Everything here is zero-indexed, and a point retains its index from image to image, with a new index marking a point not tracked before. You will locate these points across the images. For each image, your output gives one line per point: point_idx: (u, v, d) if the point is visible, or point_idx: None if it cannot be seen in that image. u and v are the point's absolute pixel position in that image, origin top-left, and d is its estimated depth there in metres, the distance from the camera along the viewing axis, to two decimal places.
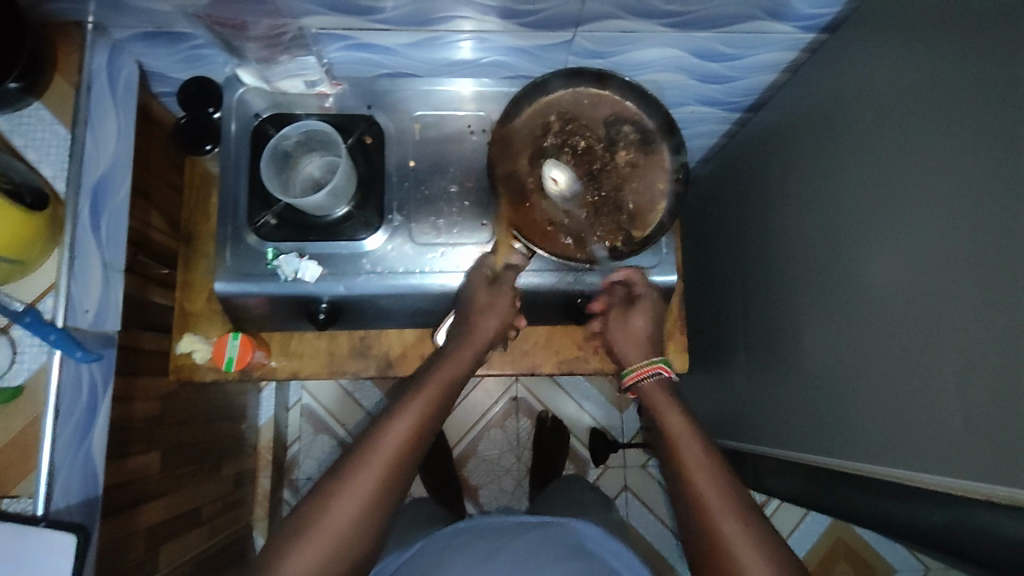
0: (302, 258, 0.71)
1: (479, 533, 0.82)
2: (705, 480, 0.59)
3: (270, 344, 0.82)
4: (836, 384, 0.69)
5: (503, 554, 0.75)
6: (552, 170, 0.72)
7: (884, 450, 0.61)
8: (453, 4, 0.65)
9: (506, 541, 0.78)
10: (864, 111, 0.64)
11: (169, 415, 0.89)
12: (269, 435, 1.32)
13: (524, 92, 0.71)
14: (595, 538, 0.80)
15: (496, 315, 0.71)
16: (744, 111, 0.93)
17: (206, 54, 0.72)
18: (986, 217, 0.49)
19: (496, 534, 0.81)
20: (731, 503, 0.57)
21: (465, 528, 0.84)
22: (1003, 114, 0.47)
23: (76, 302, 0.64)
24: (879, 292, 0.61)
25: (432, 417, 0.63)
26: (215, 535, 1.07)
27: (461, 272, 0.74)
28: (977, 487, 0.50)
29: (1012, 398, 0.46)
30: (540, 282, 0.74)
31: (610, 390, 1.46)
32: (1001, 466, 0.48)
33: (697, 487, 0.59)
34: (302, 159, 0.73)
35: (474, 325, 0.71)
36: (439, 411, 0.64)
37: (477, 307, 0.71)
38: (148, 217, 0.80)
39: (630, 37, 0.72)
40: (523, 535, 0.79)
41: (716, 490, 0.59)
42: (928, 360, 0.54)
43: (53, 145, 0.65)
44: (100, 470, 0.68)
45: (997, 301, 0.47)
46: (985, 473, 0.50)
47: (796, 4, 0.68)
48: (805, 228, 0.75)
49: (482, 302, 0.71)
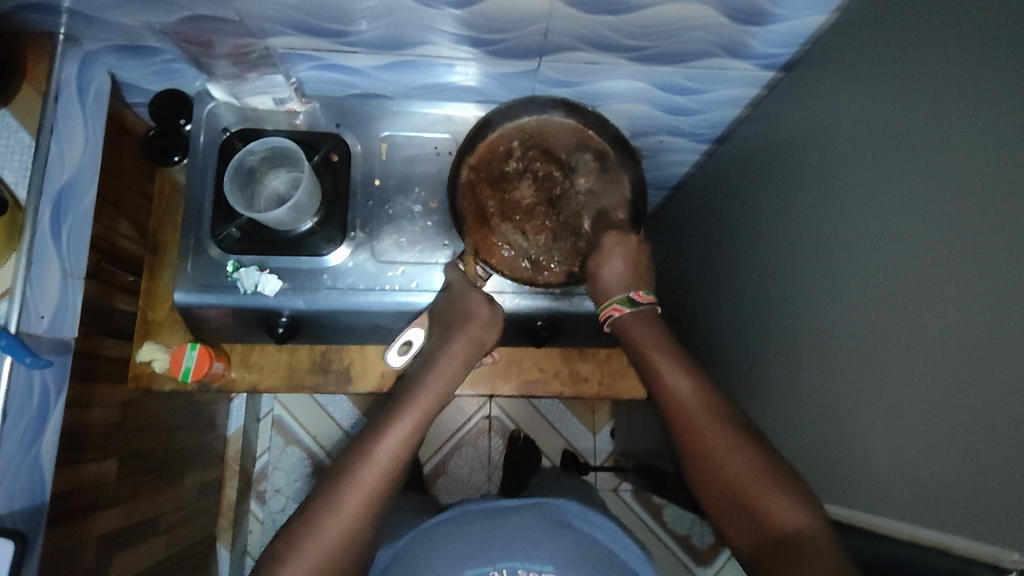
0: (263, 272, 0.71)
1: (460, 521, 0.70)
2: (682, 391, 0.65)
3: (231, 355, 0.82)
4: (800, 419, 0.69)
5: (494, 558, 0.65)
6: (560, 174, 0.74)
7: (845, 489, 0.61)
8: (422, 31, 0.66)
9: (492, 533, 0.67)
10: (829, 151, 0.66)
11: (129, 423, 0.89)
12: (237, 445, 1.29)
13: (484, 119, 0.73)
14: (580, 515, 0.72)
15: (493, 329, 0.69)
16: (711, 142, 0.95)
17: (176, 68, 0.74)
18: (938, 265, 0.50)
19: (478, 521, 0.69)
20: (699, 403, 0.64)
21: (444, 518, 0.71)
22: (953, 165, 0.49)
23: (30, 307, 0.65)
24: (841, 324, 0.62)
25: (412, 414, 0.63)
26: (174, 545, 1.06)
27: (434, 291, 0.74)
28: (925, 534, 0.51)
29: (964, 447, 0.47)
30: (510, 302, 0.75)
31: (585, 412, 1.47)
32: (954, 515, 0.48)
33: (668, 388, 0.66)
34: (267, 175, 0.74)
35: (461, 338, 0.68)
36: (419, 409, 0.64)
37: (474, 324, 0.69)
38: (116, 224, 0.82)
39: (594, 69, 0.74)
40: (514, 516, 0.69)
41: (689, 397, 0.65)
42: (888, 402, 0.55)
43: (17, 152, 0.65)
44: (48, 477, 0.68)
45: (950, 347, 0.48)
46: (936, 521, 0.50)
47: (754, 43, 0.70)
48: (773, 261, 0.76)
49: (482, 318, 0.69)
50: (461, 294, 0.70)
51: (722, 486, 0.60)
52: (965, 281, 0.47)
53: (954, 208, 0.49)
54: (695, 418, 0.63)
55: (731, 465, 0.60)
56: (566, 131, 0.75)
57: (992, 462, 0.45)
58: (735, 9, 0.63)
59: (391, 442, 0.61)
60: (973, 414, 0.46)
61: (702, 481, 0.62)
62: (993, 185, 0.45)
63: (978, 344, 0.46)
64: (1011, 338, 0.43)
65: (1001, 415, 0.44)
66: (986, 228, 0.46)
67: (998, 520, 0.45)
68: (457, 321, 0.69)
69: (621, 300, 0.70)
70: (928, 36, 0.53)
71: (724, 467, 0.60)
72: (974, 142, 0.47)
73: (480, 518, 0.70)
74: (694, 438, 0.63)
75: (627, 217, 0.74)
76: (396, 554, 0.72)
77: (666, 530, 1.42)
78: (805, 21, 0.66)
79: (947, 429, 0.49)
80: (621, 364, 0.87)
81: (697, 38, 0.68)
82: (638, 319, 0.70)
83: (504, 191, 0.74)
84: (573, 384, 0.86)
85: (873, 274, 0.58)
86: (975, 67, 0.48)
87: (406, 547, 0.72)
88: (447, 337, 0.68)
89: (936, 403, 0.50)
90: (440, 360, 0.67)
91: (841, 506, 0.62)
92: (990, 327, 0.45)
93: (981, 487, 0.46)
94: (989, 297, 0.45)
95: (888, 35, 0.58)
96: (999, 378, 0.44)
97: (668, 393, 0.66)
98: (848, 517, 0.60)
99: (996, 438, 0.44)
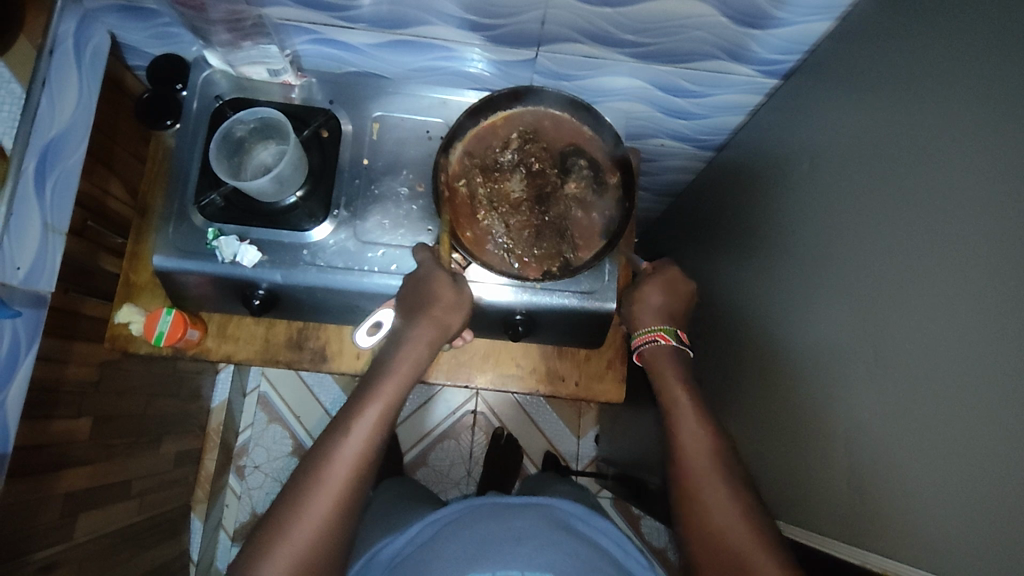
0: (243, 242, 0.70)
1: (472, 514, 0.71)
2: (690, 434, 0.63)
3: (208, 324, 0.82)
4: (775, 434, 0.67)
5: (495, 548, 0.63)
6: (548, 172, 0.73)
7: (813, 514, 0.60)
8: (421, 12, 0.66)
9: (498, 523, 0.68)
10: (822, 162, 0.64)
11: (105, 383, 0.89)
12: (219, 418, 1.31)
13: (500, 96, 0.72)
14: (583, 517, 0.72)
15: (458, 313, 0.67)
16: (713, 149, 0.94)
17: (175, 32, 0.75)
18: (920, 286, 0.48)
19: (488, 515, 0.70)
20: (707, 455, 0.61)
21: (460, 511, 0.72)
22: (943, 184, 0.47)
23: (8, 257, 0.66)
24: (819, 338, 0.61)
25: (400, 391, 0.64)
26: (145, 511, 1.05)
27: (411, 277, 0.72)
28: (882, 562, 0.50)
29: (933, 474, 0.45)
30: (489, 296, 0.72)
31: (571, 415, 1.46)
32: (915, 546, 0.47)
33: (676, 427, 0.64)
34: (256, 146, 0.74)
35: (426, 323, 0.66)
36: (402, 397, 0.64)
37: (439, 306, 0.66)
38: (107, 184, 0.83)
39: (593, 63, 0.73)
40: (519, 514, 0.69)
41: (698, 445, 0.62)
42: (855, 423, 0.54)
43: (6, 102, 0.65)
44: (12, 429, 0.68)
45: (925, 369, 0.47)
46: (897, 550, 0.49)
47: (755, 48, 0.68)
48: (764, 272, 0.74)
49: (447, 300, 0.66)
50: (427, 274, 0.67)
51: (704, 534, 0.57)
52: (950, 300, 0.45)
53: (941, 224, 0.47)
54: (693, 457, 0.61)
55: (716, 509, 0.57)
56: (557, 129, 0.74)
57: (962, 492, 0.43)
58: (736, 9, 0.62)
59: (365, 422, 0.61)
60: (941, 437, 0.45)
61: (683, 519, 0.59)
62: (981, 207, 0.44)
63: (958, 368, 0.44)
64: (990, 363, 0.42)
65: (973, 443, 0.42)
66: (971, 247, 0.44)
67: (956, 548, 0.43)
68: (422, 302, 0.66)
69: (670, 332, 0.72)
70: (926, 45, 0.51)
71: (711, 512, 0.57)
72: (966, 156, 0.46)
73: (483, 515, 0.70)
74: (698, 490, 0.59)
75: (614, 224, 0.71)
76: (398, 552, 0.71)
77: (642, 540, 1.40)
78: (808, 27, 0.65)
79: (917, 455, 0.47)
80: (599, 367, 0.85)
81: (697, 37, 0.67)
82: (669, 354, 0.70)
83: (495, 180, 0.72)
84: (548, 382, 0.85)
85: (857, 289, 0.56)
86: (968, 84, 0.46)
87: (409, 550, 0.70)
88: (411, 321, 0.66)
89: (908, 425, 0.48)
90: (404, 345, 0.66)
91: (843, 545, 0.55)
92: (971, 352, 0.43)
93: (947, 516, 0.44)
94: (972, 320, 0.43)
95: (885, 46, 0.56)
96: (975, 402, 0.42)
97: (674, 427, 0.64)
98: (847, 555, 0.54)
99: (967, 464, 0.43)
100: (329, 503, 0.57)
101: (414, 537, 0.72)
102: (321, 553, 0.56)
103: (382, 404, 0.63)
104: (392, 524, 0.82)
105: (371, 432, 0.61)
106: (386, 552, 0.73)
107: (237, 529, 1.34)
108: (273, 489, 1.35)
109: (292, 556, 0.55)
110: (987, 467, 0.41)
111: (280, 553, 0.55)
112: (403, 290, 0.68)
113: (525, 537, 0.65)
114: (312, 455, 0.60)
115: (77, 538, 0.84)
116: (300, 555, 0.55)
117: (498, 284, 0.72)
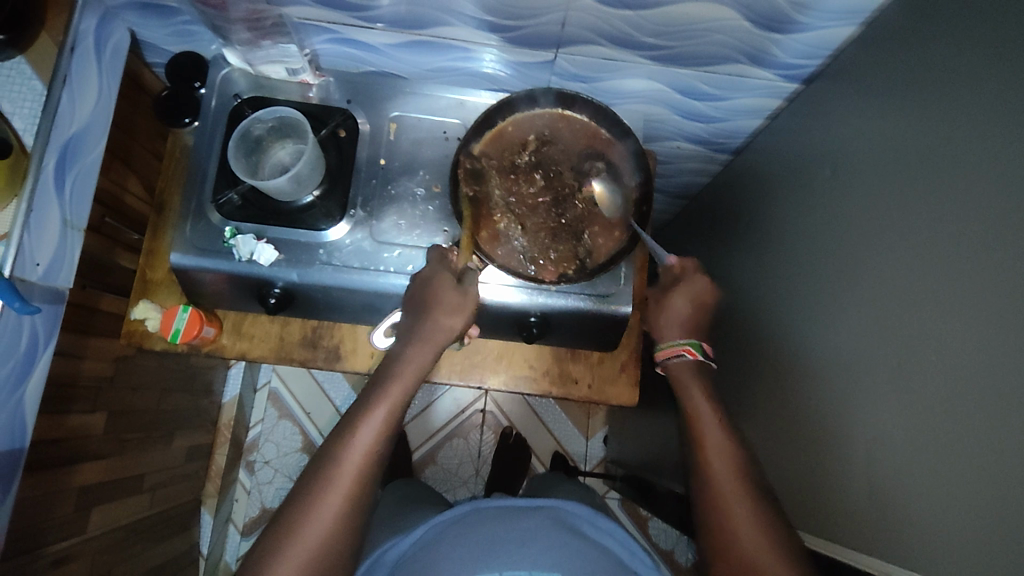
0: (259, 241, 0.70)
1: (479, 517, 0.70)
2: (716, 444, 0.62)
3: (223, 322, 0.83)
4: (790, 440, 0.67)
5: (501, 555, 0.63)
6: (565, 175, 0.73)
7: (829, 518, 0.60)
8: (440, 12, 0.65)
9: (506, 526, 0.67)
10: (842, 169, 0.63)
11: (120, 378, 0.89)
12: (231, 413, 1.31)
13: (516, 97, 0.72)
14: (589, 519, 0.71)
15: (461, 315, 0.65)
16: (729, 152, 0.94)
17: (194, 30, 0.75)
18: (939, 295, 0.48)
19: (496, 518, 0.69)
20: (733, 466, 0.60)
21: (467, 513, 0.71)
22: (967, 194, 0.47)
23: (28, 253, 0.66)
24: (837, 346, 0.60)
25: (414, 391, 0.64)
26: (156, 505, 1.06)
27: None
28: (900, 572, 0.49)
29: (952, 481, 0.45)
30: (494, 297, 0.72)
31: (580, 416, 1.46)
32: (932, 553, 0.46)
33: (701, 435, 0.63)
34: (274, 146, 0.74)
35: (432, 325, 0.65)
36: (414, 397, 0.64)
37: (440, 308, 0.65)
38: (124, 181, 0.83)
39: (612, 65, 0.73)
40: (527, 516, 0.69)
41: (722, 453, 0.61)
42: (871, 430, 0.54)
43: (28, 98, 0.66)
44: (29, 423, 0.68)
45: (942, 378, 0.47)
46: (914, 558, 0.48)
47: (776, 52, 0.68)
48: (782, 274, 0.74)
49: (450, 302, 0.65)
50: (431, 277, 0.66)
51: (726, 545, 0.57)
52: (970, 311, 0.45)
53: (966, 234, 0.46)
54: (716, 471, 0.60)
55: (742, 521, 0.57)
56: (575, 131, 0.74)
57: (980, 503, 0.43)
58: (759, 13, 0.61)
59: (378, 424, 0.61)
60: (961, 446, 0.45)
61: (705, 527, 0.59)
62: (1003, 219, 0.43)
63: (977, 379, 0.44)
64: (1008, 377, 0.41)
65: (992, 455, 0.42)
66: (992, 258, 0.44)
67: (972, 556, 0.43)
68: (425, 306, 0.65)
69: (695, 346, 0.69)
70: (952, 51, 0.51)
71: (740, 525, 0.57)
72: (988, 164, 0.45)
73: (492, 517, 0.69)
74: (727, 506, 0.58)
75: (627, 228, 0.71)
76: (407, 551, 0.71)
77: (649, 543, 1.39)
78: (830, 33, 0.64)
79: (935, 465, 0.47)
80: (612, 369, 0.85)
81: (717, 41, 0.66)
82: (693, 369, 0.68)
83: (512, 182, 0.72)
84: (561, 385, 0.85)
85: (875, 297, 0.56)
86: (993, 94, 0.46)
87: (415, 552, 0.70)
88: (420, 321, 0.65)
89: (927, 435, 0.48)
90: (416, 347, 0.65)
91: (865, 556, 0.54)
92: (990, 364, 0.43)
93: (964, 526, 0.44)
94: (990, 331, 0.43)
95: (910, 52, 0.56)
96: (994, 413, 0.42)
97: (696, 435, 0.63)
98: (866, 564, 0.53)
99: (986, 472, 0.42)
100: (342, 503, 0.57)
101: (420, 539, 0.72)
102: (334, 552, 0.57)
103: (397, 404, 0.63)
104: (402, 524, 0.82)
105: (386, 432, 0.61)
106: (393, 553, 0.73)
107: (247, 524, 1.35)
108: (284, 485, 1.36)
109: (305, 554, 0.55)
110: (1005, 476, 0.41)
111: (294, 552, 0.55)
112: (409, 290, 0.68)
113: (529, 542, 0.64)
114: (325, 454, 0.60)
115: (91, 532, 0.84)
116: (314, 553, 0.56)
117: (507, 285, 0.72)
